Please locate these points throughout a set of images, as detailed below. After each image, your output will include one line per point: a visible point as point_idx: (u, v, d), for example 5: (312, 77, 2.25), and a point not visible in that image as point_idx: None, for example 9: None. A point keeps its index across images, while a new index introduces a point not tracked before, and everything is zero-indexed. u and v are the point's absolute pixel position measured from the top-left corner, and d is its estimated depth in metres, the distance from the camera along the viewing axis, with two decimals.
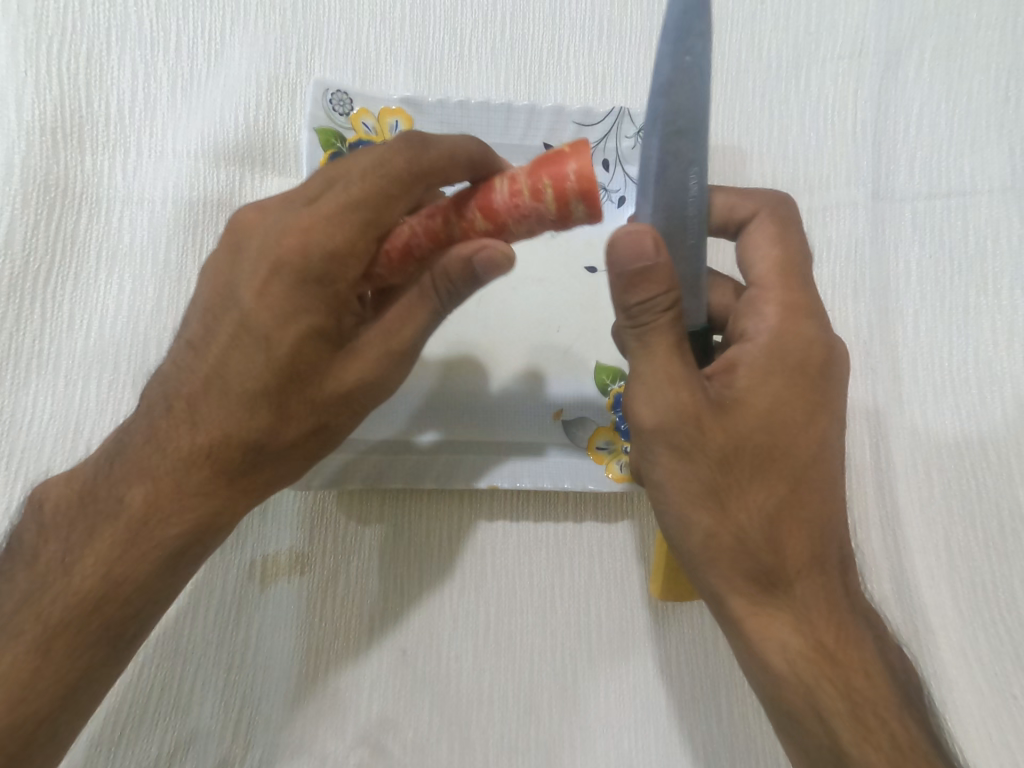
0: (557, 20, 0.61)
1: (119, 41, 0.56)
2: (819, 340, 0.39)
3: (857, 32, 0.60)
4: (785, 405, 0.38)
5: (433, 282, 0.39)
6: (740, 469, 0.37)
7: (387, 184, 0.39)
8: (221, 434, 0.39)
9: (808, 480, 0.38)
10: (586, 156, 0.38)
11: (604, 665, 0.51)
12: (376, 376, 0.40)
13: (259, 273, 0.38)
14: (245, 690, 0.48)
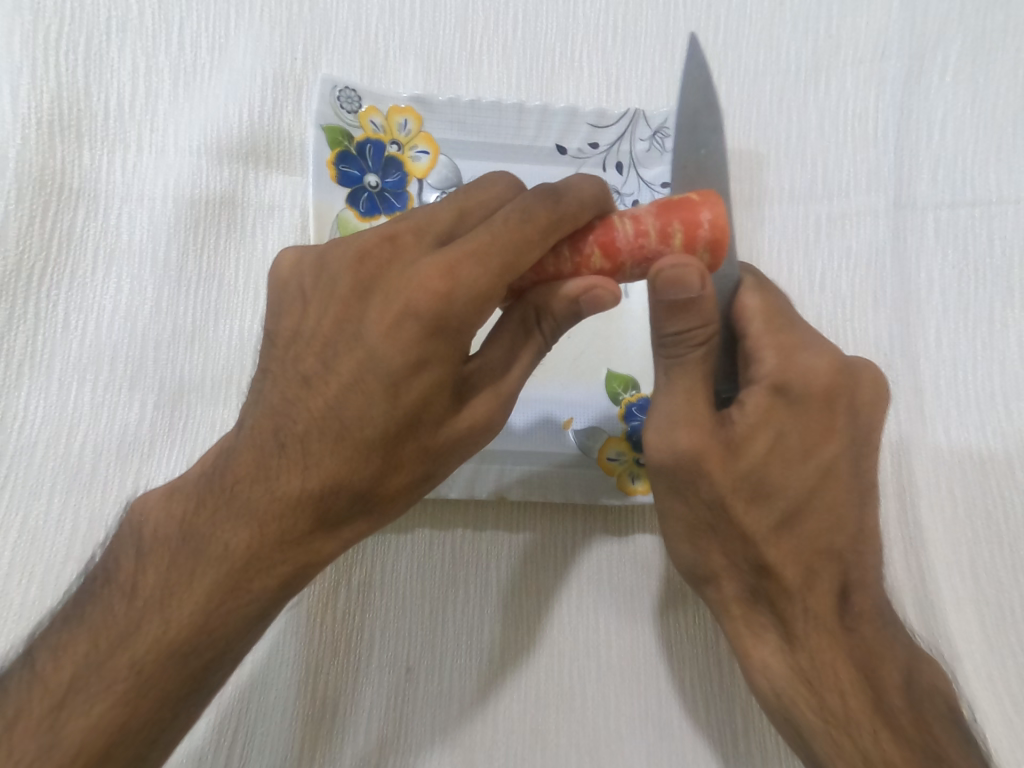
0: (571, 18, 0.59)
1: (118, 35, 0.54)
2: (820, 372, 0.38)
3: (878, 36, 0.58)
4: (780, 450, 0.38)
5: (543, 326, 0.40)
6: (741, 505, 0.38)
7: (529, 228, 0.37)
8: (325, 480, 0.37)
9: (811, 509, 0.38)
10: (718, 204, 0.38)
11: (615, 685, 0.49)
12: (487, 421, 0.39)
13: (393, 309, 0.36)
14: (240, 708, 0.46)
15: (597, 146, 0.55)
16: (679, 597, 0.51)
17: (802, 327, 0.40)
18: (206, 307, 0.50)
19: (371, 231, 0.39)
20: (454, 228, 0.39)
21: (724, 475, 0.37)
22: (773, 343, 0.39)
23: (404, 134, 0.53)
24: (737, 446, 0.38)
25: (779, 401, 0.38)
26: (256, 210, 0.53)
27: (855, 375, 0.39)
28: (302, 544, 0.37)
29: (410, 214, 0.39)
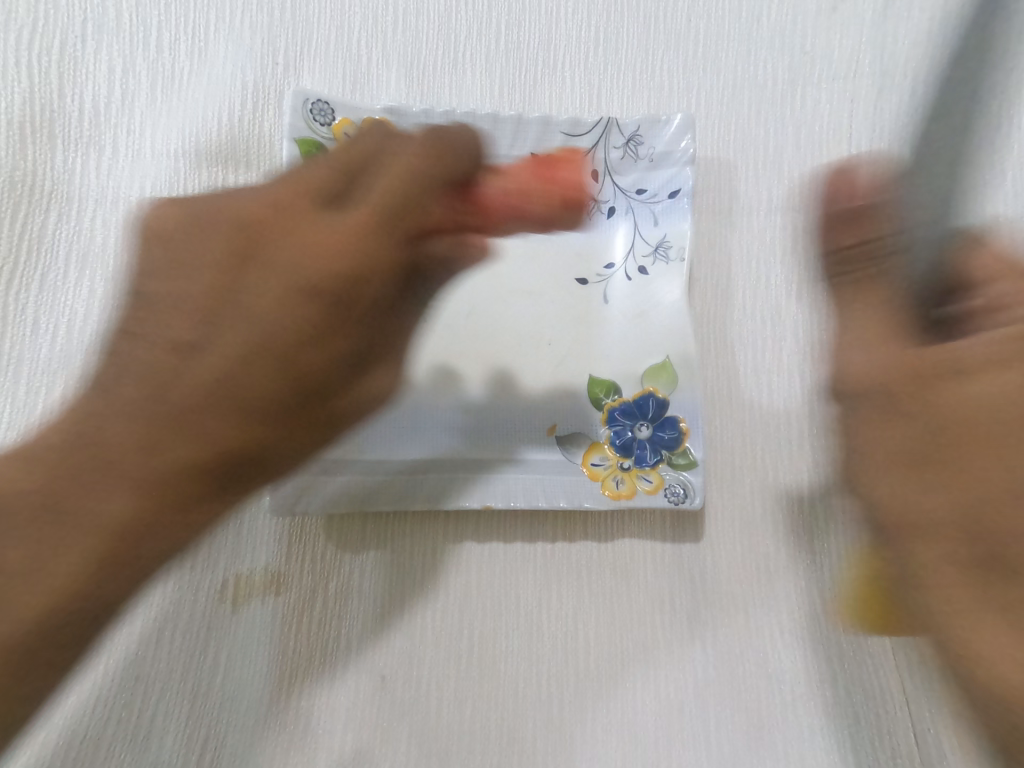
0: (553, 29, 0.60)
1: (95, 36, 0.54)
2: (970, 343, 0.33)
3: (851, 53, 0.60)
4: (975, 411, 0.32)
5: (438, 294, 0.41)
6: (903, 454, 0.33)
7: (411, 186, 0.38)
8: (215, 447, 0.35)
9: (928, 490, 0.32)
10: (580, 171, 0.45)
11: (591, 692, 0.49)
12: (392, 392, 0.41)
13: (291, 273, 0.36)
14: (210, 718, 0.46)
15: None
16: (657, 602, 0.51)
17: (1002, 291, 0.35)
18: None
19: (248, 191, 0.38)
20: (333, 183, 0.38)
21: (911, 417, 0.33)
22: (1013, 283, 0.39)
23: None
24: (940, 381, 0.33)
25: (970, 364, 0.32)
26: None
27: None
28: (208, 508, 0.36)
29: (286, 172, 0.39)
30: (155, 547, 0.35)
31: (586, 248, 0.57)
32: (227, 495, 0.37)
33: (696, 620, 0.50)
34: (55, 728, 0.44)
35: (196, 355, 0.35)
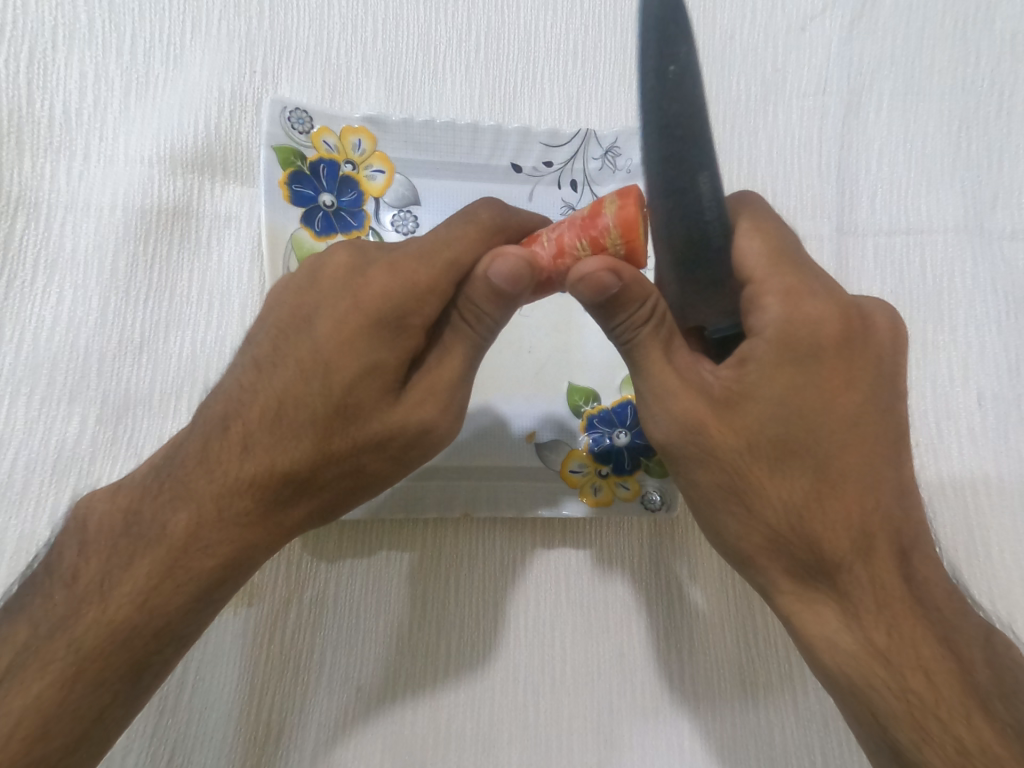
0: (532, 42, 0.61)
1: (66, 41, 0.53)
2: (821, 322, 0.38)
3: (821, 71, 0.61)
4: (789, 403, 0.38)
5: (470, 317, 0.40)
6: (761, 472, 0.38)
7: (472, 228, 0.41)
8: (265, 464, 0.37)
9: (809, 450, 0.38)
10: (629, 201, 0.39)
11: (569, 700, 0.49)
12: (425, 422, 0.39)
13: (343, 305, 0.38)
14: (180, 733, 0.45)
15: (551, 164, 0.56)
16: (635, 608, 0.51)
17: (805, 268, 0.39)
18: (154, 318, 0.49)
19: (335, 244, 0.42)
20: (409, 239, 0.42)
21: (732, 439, 0.38)
22: (778, 289, 0.38)
23: (358, 154, 0.53)
24: (732, 404, 0.38)
25: (787, 356, 0.38)
26: (211, 221, 0.52)
27: (863, 319, 0.40)
28: (245, 524, 0.37)
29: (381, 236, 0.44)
30: (183, 562, 0.36)
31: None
32: (201, 506, 0.36)
33: (671, 626, 0.51)
34: None
35: (260, 377, 0.38)
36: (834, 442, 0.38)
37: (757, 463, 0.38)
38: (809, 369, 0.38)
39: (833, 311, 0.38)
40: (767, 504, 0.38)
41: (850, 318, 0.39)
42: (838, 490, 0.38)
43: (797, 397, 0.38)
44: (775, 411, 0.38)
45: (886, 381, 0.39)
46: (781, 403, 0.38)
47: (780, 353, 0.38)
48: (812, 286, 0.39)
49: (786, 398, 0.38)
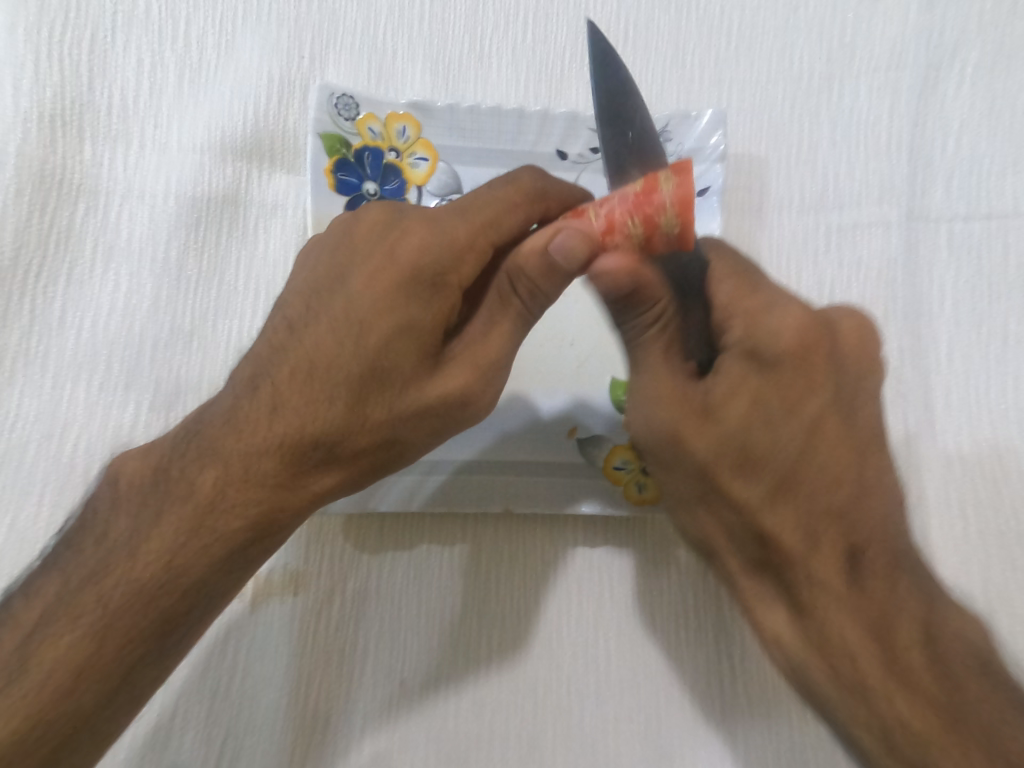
0: (580, 22, 0.59)
1: (123, 30, 0.54)
2: (788, 334, 0.36)
3: (893, 45, 0.57)
4: (752, 417, 0.36)
5: (520, 289, 0.38)
6: (727, 479, 0.37)
7: (515, 193, 0.41)
8: (296, 424, 0.36)
9: (777, 463, 0.36)
10: (688, 178, 0.34)
11: (614, 703, 0.47)
12: (465, 391, 0.38)
13: (381, 264, 0.38)
14: (229, 720, 0.45)
15: (598, 150, 0.54)
16: (683, 611, 0.49)
17: (767, 287, 0.38)
18: (205, 306, 0.50)
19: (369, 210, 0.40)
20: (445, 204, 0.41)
21: (703, 445, 0.36)
22: (741, 305, 0.37)
23: (402, 140, 0.52)
24: (711, 413, 0.36)
25: (752, 368, 0.37)
26: (258, 210, 0.52)
27: (830, 330, 0.38)
28: (271, 486, 0.36)
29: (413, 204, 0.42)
30: (211, 522, 0.35)
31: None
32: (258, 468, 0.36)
33: (723, 630, 0.49)
34: None
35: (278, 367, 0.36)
36: (800, 454, 0.36)
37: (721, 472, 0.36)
38: (773, 382, 0.36)
39: (793, 326, 0.37)
40: (731, 510, 0.37)
41: (812, 329, 0.37)
42: (796, 500, 0.36)
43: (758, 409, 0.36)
44: (741, 424, 0.36)
45: (849, 395, 0.37)
46: (745, 417, 0.36)
47: (746, 364, 0.37)
48: (775, 304, 0.37)
49: (753, 412, 0.36)
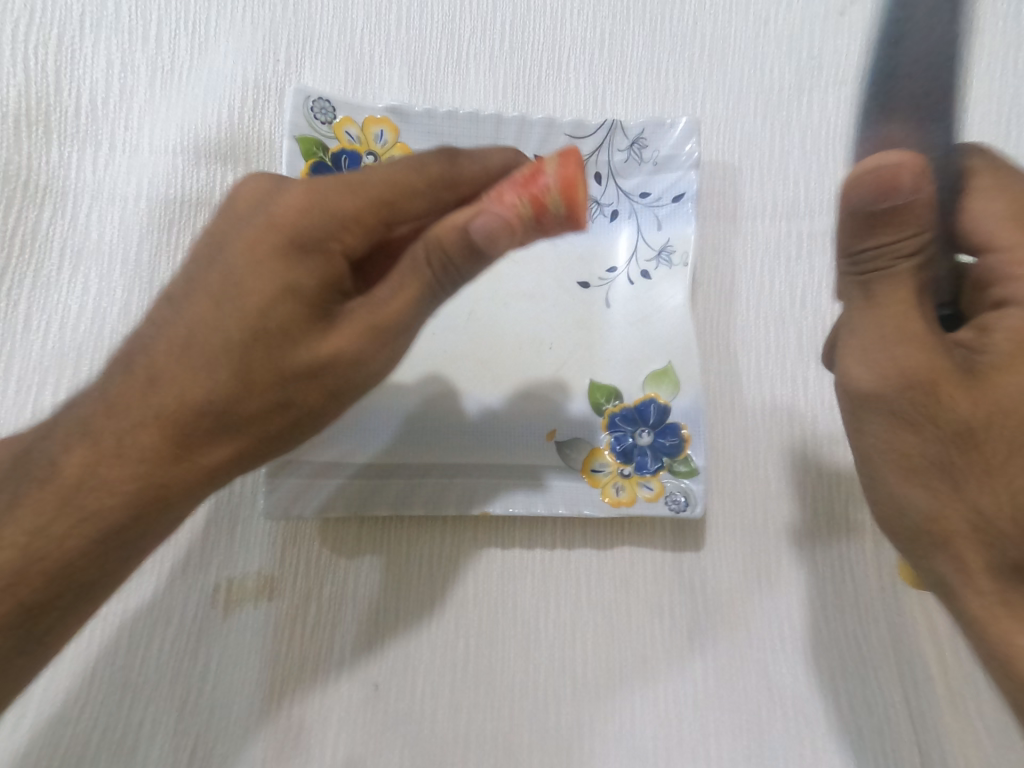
0: (558, 30, 0.59)
1: (94, 30, 0.53)
2: (930, 367, 0.34)
3: (859, 59, 0.59)
4: (906, 450, 0.36)
5: (430, 264, 0.37)
6: (887, 502, 0.37)
7: (418, 176, 0.38)
8: (218, 396, 0.35)
9: (898, 490, 0.37)
10: (573, 163, 0.37)
11: (589, 703, 0.48)
12: (359, 353, 0.37)
13: (251, 231, 0.36)
14: (199, 728, 0.45)
15: None
16: (658, 612, 0.50)
17: (915, 306, 0.34)
18: None
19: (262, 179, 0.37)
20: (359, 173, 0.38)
21: (871, 472, 0.37)
22: (883, 328, 0.34)
23: (380, 144, 0.52)
24: (858, 443, 0.37)
25: (905, 407, 0.35)
26: None
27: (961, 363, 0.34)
28: (195, 451, 0.36)
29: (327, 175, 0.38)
30: None
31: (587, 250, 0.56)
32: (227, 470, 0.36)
33: (697, 630, 0.50)
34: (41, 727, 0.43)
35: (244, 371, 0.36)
36: (892, 484, 0.36)
37: (878, 500, 0.37)
38: (904, 423, 0.35)
39: (925, 361, 0.33)
40: None
41: (942, 367, 0.34)
42: (889, 526, 0.36)
43: (914, 417, 0.35)
44: (873, 453, 0.37)
45: (972, 430, 0.34)
46: (883, 446, 0.36)
47: (869, 404, 0.36)
48: (912, 340, 0.34)
49: (887, 444, 0.36)
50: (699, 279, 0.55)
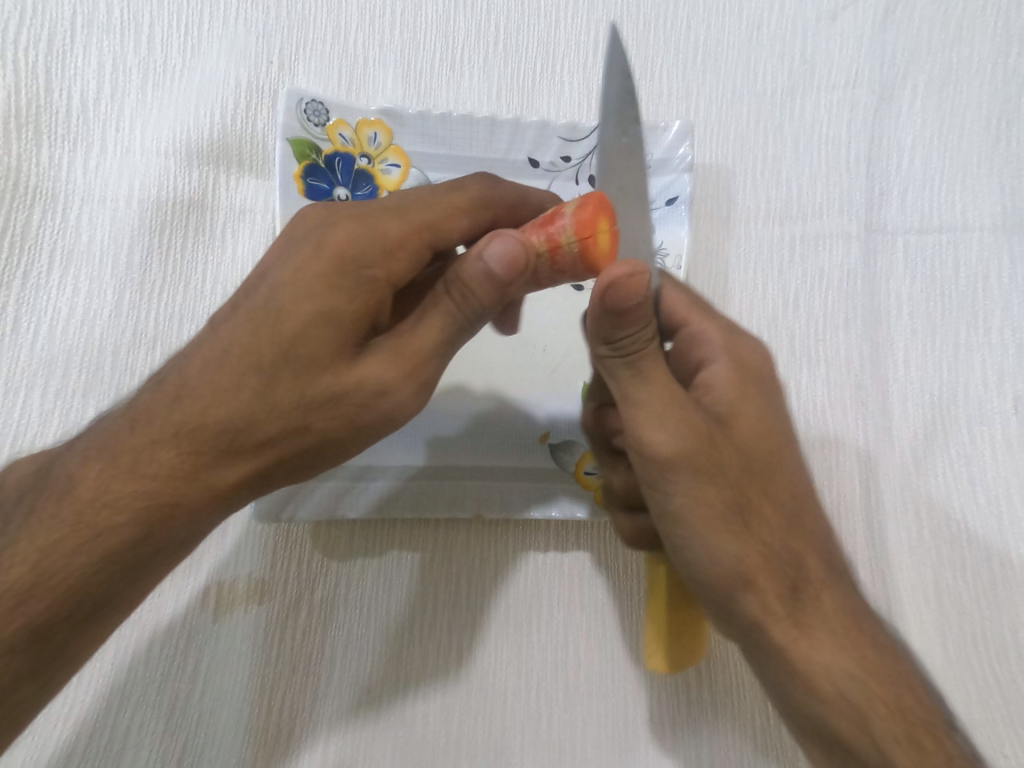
0: (552, 33, 0.59)
1: (85, 31, 0.53)
2: (763, 352, 0.40)
3: (851, 63, 0.59)
4: (767, 426, 0.37)
5: (453, 291, 0.37)
6: (758, 491, 0.36)
7: (459, 198, 0.41)
8: (198, 414, 0.33)
9: (784, 469, 0.37)
10: (587, 206, 0.37)
11: (582, 706, 0.48)
12: (383, 384, 0.36)
13: (305, 254, 0.36)
14: (189, 732, 0.44)
15: (569, 159, 0.54)
16: None
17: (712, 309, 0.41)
18: (169, 311, 0.49)
19: (305, 209, 0.38)
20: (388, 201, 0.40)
21: (729, 455, 0.36)
22: (704, 323, 0.40)
23: (373, 147, 0.52)
24: (724, 424, 0.37)
25: (744, 377, 0.39)
26: (225, 214, 0.51)
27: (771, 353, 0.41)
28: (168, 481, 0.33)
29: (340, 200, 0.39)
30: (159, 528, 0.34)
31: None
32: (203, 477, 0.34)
33: None
34: (28, 734, 0.43)
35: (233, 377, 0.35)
36: (766, 470, 0.37)
37: (752, 485, 0.36)
38: (754, 395, 0.38)
39: (756, 350, 0.40)
40: (764, 527, 0.36)
41: (765, 353, 0.40)
42: (764, 517, 0.36)
43: (712, 467, 0.35)
44: (754, 431, 0.37)
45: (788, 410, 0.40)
46: (757, 419, 0.37)
47: (738, 378, 0.38)
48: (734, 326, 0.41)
49: (760, 414, 0.38)
50: (694, 280, 0.55)
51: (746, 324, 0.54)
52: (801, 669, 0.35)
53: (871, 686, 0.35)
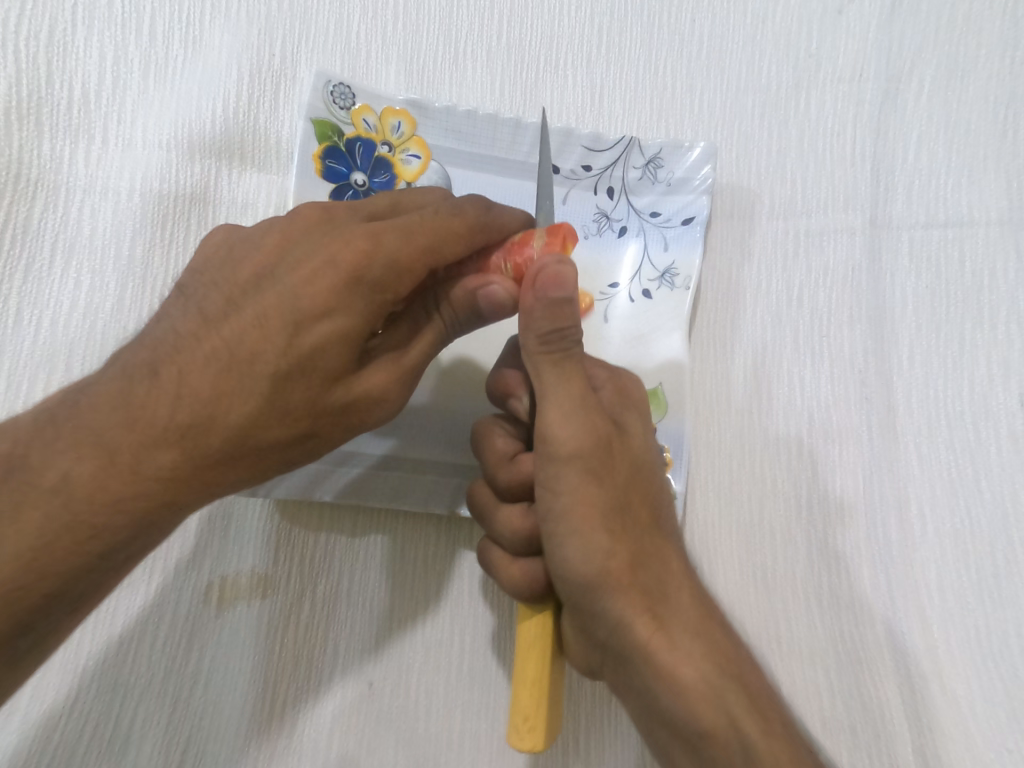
0: (555, 27, 0.59)
1: (86, 22, 0.53)
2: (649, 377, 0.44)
3: (857, 57, 0.59)
4: (647, 438, 0.40)
5: (443, 311, 0.39)
6: (636, 497, 0.38)
7: (457, 222, 0.38)
8: (167, 408, 0.32)
9: (655, 475, 0.40)
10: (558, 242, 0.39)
11: (586, 704, 0.47)
12: (384, 395, 0.37)
13: (311, 262, 0.35)
14: (191, 725, 0.44)
15: (589, 169, 0.53)
16: None
17: None
18: None
19: (306, 212, 0.36)
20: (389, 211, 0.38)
21: (615, 462, 0.38)
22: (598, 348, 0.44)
23: (396, 136, 0.52)
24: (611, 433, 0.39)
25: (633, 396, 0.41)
26: (227, 209, 0.51)
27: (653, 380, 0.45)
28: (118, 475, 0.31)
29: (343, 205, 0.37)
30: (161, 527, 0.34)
31: (594, 262, 0.53)
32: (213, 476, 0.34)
33: None
34: (30, 728, 0.43)
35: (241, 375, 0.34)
36: (641, 477, 0.39)
37: (631, 491, 0.38)
38: (639, 412, 0.41)
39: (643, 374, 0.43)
40: (639, 528, 0.38)
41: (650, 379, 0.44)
42: (638, 520, 0.38)
43: (598, 467, 0.37)
44: (636, 442, 0.40)
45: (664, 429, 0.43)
46: (639, 431, 0.40)
47: (625, 397, 0.41)
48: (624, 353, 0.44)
49: (641, 427, 0.40)
50: (702, 285, 0.54)
51: (750, 322, 0.53)
52: (664, 667, 0.35)
53: (728, 678, 0.35)
